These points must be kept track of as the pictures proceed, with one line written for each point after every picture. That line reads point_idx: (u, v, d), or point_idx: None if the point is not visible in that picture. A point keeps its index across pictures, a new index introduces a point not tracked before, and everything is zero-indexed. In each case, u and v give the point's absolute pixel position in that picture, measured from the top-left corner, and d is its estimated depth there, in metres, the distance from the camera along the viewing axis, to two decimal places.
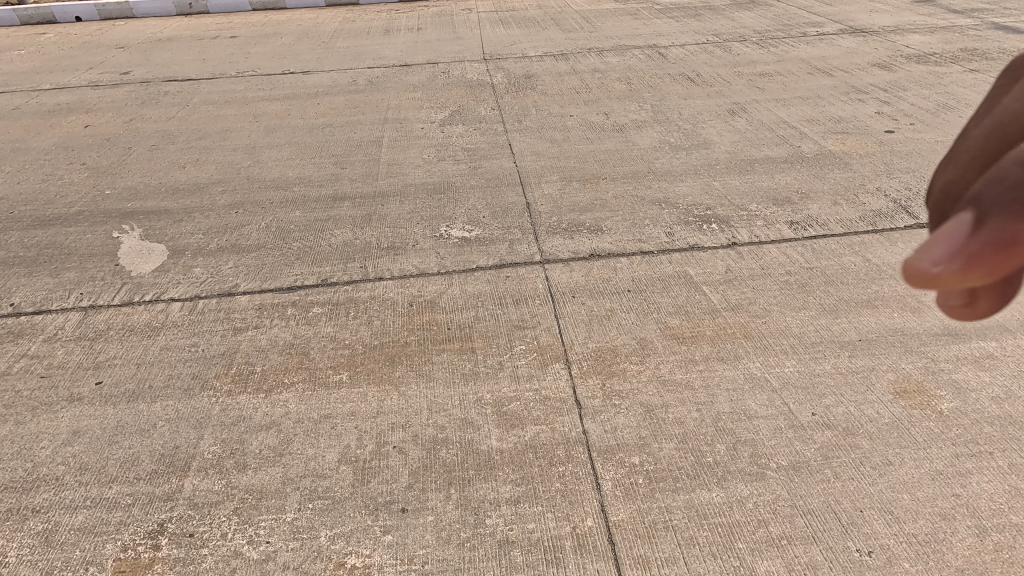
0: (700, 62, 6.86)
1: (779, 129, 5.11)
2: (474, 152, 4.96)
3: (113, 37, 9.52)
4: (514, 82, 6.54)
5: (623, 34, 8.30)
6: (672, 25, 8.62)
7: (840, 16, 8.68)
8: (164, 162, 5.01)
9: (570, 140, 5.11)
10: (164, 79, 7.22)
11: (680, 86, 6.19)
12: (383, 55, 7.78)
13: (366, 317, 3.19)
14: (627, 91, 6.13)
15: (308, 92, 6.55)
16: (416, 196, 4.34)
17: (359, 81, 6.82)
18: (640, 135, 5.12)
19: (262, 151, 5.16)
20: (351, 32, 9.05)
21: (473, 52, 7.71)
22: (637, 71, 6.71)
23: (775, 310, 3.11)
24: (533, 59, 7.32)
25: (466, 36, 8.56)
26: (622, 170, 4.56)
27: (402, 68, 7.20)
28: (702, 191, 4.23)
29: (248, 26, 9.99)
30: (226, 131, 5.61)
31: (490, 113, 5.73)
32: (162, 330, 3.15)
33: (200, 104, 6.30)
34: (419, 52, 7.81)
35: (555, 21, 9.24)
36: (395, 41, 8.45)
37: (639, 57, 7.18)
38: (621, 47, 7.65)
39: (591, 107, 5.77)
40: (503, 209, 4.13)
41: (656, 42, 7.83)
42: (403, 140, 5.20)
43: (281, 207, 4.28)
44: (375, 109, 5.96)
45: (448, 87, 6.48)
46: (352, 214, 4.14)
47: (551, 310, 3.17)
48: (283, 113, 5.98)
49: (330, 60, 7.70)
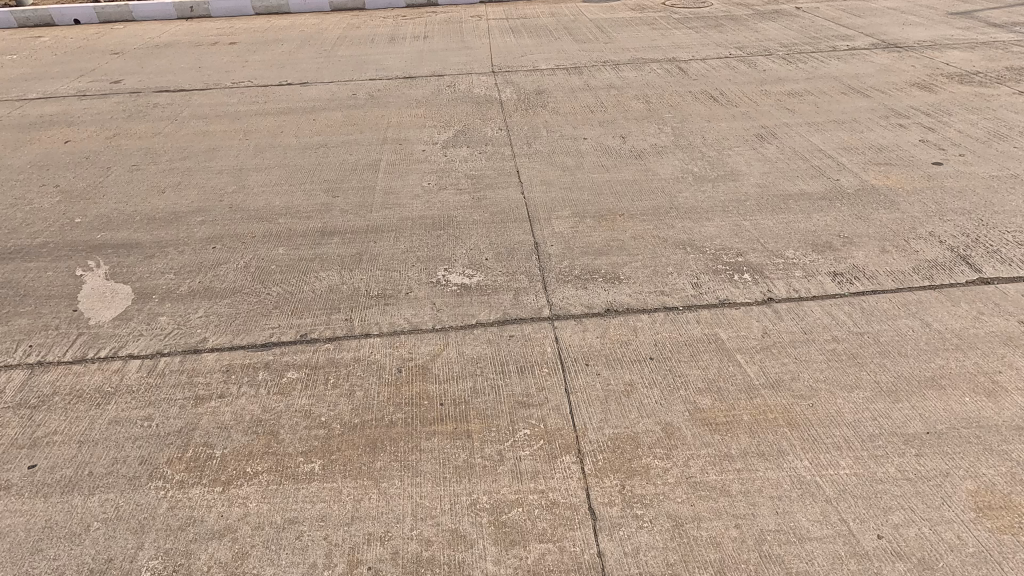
0: (723, 80, 6.42)
1: (814, 158, 4.65)
2: (478, 180, 4.54)
3: (110, 41, 9.19)
4: (523, 99, 6.11)
5: (640, 45, 7.86)
6: (692, 37, 8.17)
7: (871, 28, 8.19)
8: (143, 186, 4.63)
9: (583, 167, 4.67)
10: (155, 89, 6.86)
11: (702, 105, 5.75)
12: (386, 65, 7.39)
13: (347, 386, 2.77)
14: (644, 111, 5.69)
15: (304, 107, 6.17)
16: (412, 232, 3.92)
17: (359, 94, 6.43)
18: (661, 163, 4.68)
19: (249, 174, 4.76)
20: (354, 41, 8.67)
21: (481, 64, 7.30)
22: (656, 88, 6.28)
23: (823, 388, 2.66)
24: (545, 73, 6.90)
25: (475, 46, 8.15)
26: (641, 205, 4.12)
27: (405, 81, 6.80)
28: (731, 233, 3.78)
29: (249, 31, 9.63)
30: (213, 150, 5.22)
31: (497, 134, 5.31)
32: (114, 398, 2.75)
33: (190, 118, 5.92)
34: (424, 63, 7.41)
35: (568, 30, 8.81)
36: (400, 50, 8.06)
37: (658, 72, 6.75)
38: (638, 60, 7.21)
39: (606, 128, 5.34)
40: (508, 250, 3.71)
41: (675, 55, 7.39)
42: (402, 164, 4.79)
43: (263, 243, 3.87)
44: (374, 128, 5.56)
45: (453, 103, 6.07)
46: (340, 253, 3.73)
47: (560, 381, 2.74)
48: (276, 131, 5.60)
49: (331, 70, 7.31)
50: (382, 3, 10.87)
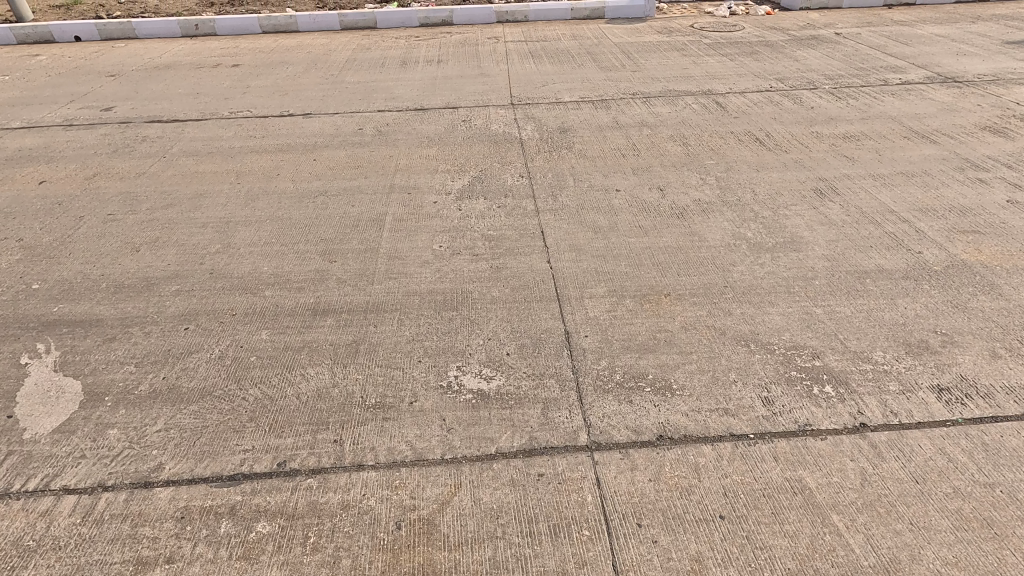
0: (767, 119, 5.82)
1: (886, 222, 4.02)
2: (497, 243, 3.95)
3: (108, 61, 8.76)
4: (546, 138, 5.55)
5: (670, 74, 7.27)
6: (726, 66, 7.58)
7: (923, 58, 7.55)
8: (116, 241, 4.09)
9: (618, 227, 4.07)
10: (147, 118, 6.36)
11: (747, 150, 5.14)
12: (397, 95, 6.85)
13: (330, 550, 2.16)
14: (683, 155, 5.09)
15: (306, 143, 5.63)
16: (420, 312, 3.33)
17: (366, 129, 5.88)
18: (708, 225, 4.06)
19: (238, 228, 4.20)
20: (364, 65, 8.15)
21: (499, 95, 6.74)
22: (693, 127, 5.69)
23: (954, 575, 2.02)
24: (568, 107, 6.33)
25: (492, 73, 7.61)
26: (689, 281, 3.50)
27: (416, 114, 6.25)
28: (803, 325, 3.14)
29: (254, 52, 9.15)
30: (200, 195, 4.68)
31: (518, 182, 4.73)
32: (34, 559, 2.16)
33: (179, 155, 5.40)
34: (438, 93, 6.87)
35: (591, 55, 8.25)
36: (412, 76, 7.52)
37: (694, 108, 6.16)
38: (670, 93, 6.62)
39: (641, 177, 4.74)
40: (534, 341, 3.09)
41: (710, 87, 6.80)
42: (410, 220, 4.21)
43: (244, 323, 3.29)
44: (381, 171, 5.00)
45: (470, 142, 5.51)
46: (333, 341, 3.13)
47: (606, 551, 2.12)
48: (272, 172, 5.04)
49: (337, 100, 6.78)
50: (395, 23, 10.39)
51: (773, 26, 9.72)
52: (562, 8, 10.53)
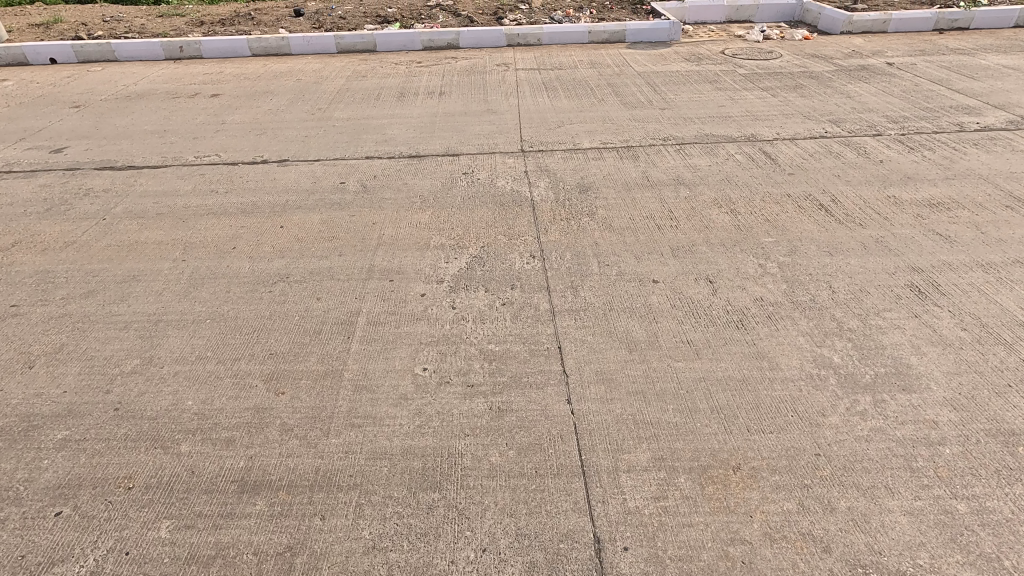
0: (829, 176, 4.85)
1: (1019, 341, 3.02)
2: (499, 364, 2.99)
3: (77, 89, 7.94)
4: (563, 199, 4.61)
5: (705, 114, 6.33)
6: (768, 103, 6.63)
7: (998, 96, 6.54)
8: (7, 349, 3.17)
9: (659, 343, 3.10)
10: (98, 163, 5.50)
11: (812, 222, 4.18)
12: (390, 136, 5.95)
13: None
14: (732, 229, 4.14)
15: (275, 200, 4.73)
16: (387, 493, 2.36)
17: (349, 183, 4.97)
18: (778, 339, 3.09)
19: (166, 332, 3.27)
20: (357, 97, 7.26)
21: (508, 139, 5.83)
22: (740, 186, 4.74)
23: None
24: (589, 156, 5.40)
25: (500, 108, 6.71)
26: (764, 442, 2.52)
27: (410, 163, 5.35)
28: (943, 537, 2.15)
29: (239, 79, 8.32)
30: (132, 277, 3.77)
31: (528, 265, 3.78)
32: None
33: (122, 217, 4.51)
34: (437, 133, 5.96)
35: (613, 87, 7.32)
36: (409, 112, 6.63)
37: (738, 161, 5.21)
38: (707, 139, 5.67)
39: (683, 261, 3.78)
40: (548, 555, 2.12)
41: (754, 131, 5.85)
42: (389, 325, 3.27)
43: (140, 505, 2.34)
44: (360, 244, 4.07)
45: (471, 203, 4.59)
46: (260, 548, 2.17)
47: None
48: (227, 244, 4.13)
49: (320, 142, 5.89)
50: (396, 45, 9.55)
51: (814, 53, 8.76)
52: (579, 31, 9.64)
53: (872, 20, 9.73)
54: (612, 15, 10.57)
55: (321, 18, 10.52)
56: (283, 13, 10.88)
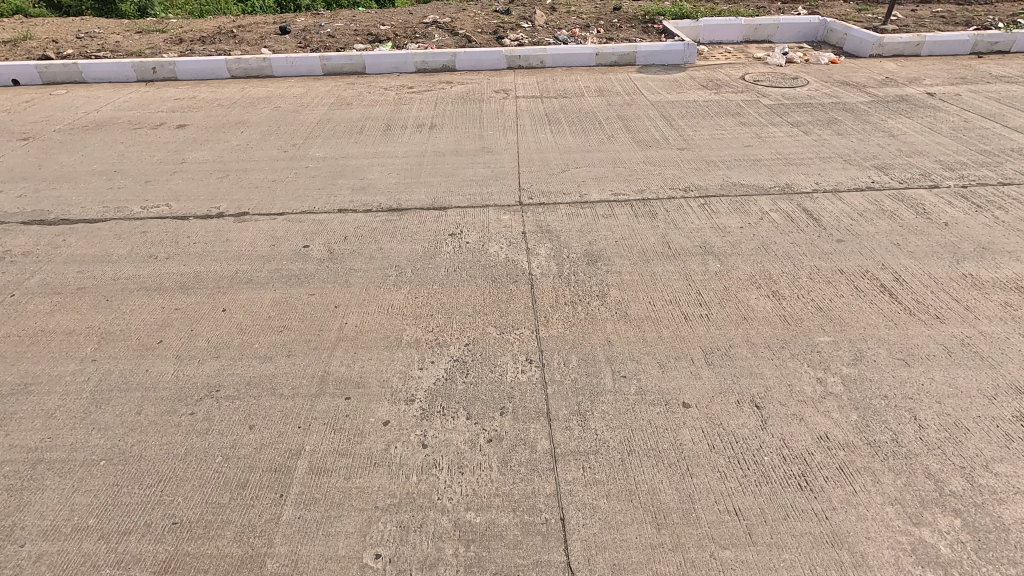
0: (886, 243, 4.06)
1: None
2: (479, 548, 2.20)
3: (32, 116, 7.21)
4: (567, 273, 3.83)
5: (730, 156, 5.56)
6: (800, 143, 5.86)
7: None
8: None
9: (697, 514, 2.30)
10: (28, 215, 4.75)
11: (875, 312, 3.39)
12: (369, 182, 5.19)
13: None
14: (777, 321, 3.35)
15: (224, 269, 3.96)
16: None
17: (313, 246, 4.20)
18: (857, 511, 2.29)
19: (43, 480, 2.49)
20: (338, 130, 6.52)
21: (504, 188, 5.06)
22: (780, 257, 3.95)
23: None
24: (597, 210, 4.63)
25: (497, 147, 5.96)
26: None
27: (389, 219, 4.59)
28: None
29: (212, 107, 7.59)
30: (23, 386, 3.00)
31: (523, 374, 2.99)
32: None
33: (36, 292, 3.74)
34: (423, 180, 5.21)
35: (623, 121, 6.57)
36: (394, 150, 5.90)
37: (774, 220, 4.43)
38: (736, 190, 4.89)
39: (721, 371, 2.99)
40: None
41: (788, 180, 5.07)
42: (337, 476, 2.48)
43: None
44: (315, 338, 3.30)
45: (457, 277, 3.81)
46: None
47: None
48: (152, 336, 3.35)
49: (289, 189, 5.14)
50: (387, 68, 8.83)
51: (844, 80, 7.98)
52: (585, 52, 8.90)
53: (904, 42, 8.95)
54: (621, 35, 9.83)
55: (308, 36, 9.83)
56: (269, 31, 10.20)
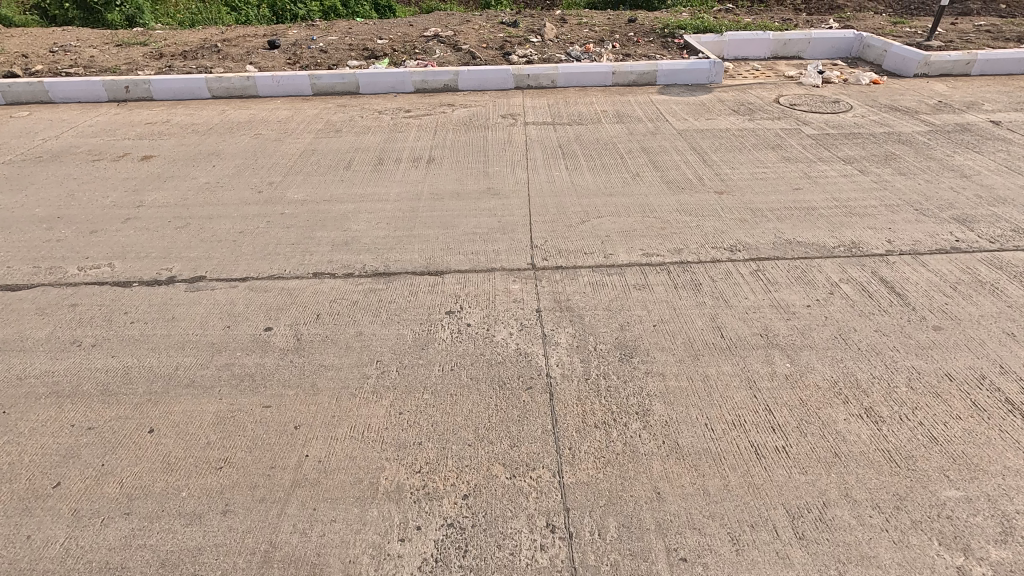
0: (997, 333, 3.22)
1: None
2: None
3: None
4: (596, 375, 3.01)
5: (777, 203, 4.74)
6: (858, 185, 5.02)
7: None
8: None
9: None
10: None
11: (1012, 447, 2.54)
12: (354, 236, 4.38)
13: None
14: (881, 460, 2.51)
15: (161, 363, 3.15)
16: None
17: (277, 331, 3.39)
18: None
19: None
20: (323, 164, 5.72)
21: (513, 244, 4.24)
22: (866, 352, 3.11)
23: None
24: (627, 277, 3.81)
25: (504, 187, 5.15)
26: None
27: (373, 289, 3.77)
28: None
29: (185, 133, 6.81)
30: None
31: (542, 553, 2.17)
32: None
33: None
34: (417, 233, 4.40)
35: (649, 155, 5.75)
36: (385, 192, 5.10)
37: (848, 294, 3.59)
38: (793, 252, 4.06)
39: (820, 553, 2.15)
40: None
41: (853, 236, 4.24)
42: None
43: None
44: (264, 481, 2.48)
45: (454, 380, 2.99)
46: None
47: None
48: (49, 473, 2.53)
49: (257, 244, 4.33)
50: (382, 87, 8.05)
51: (891, 104, 7.15)
52: (601, 71, 8.10)
53: (953, 60, 8.11)
54: (639, 50, 9.03)
55: (299, 52, 9.06)
56: (256, 45, 9.42)
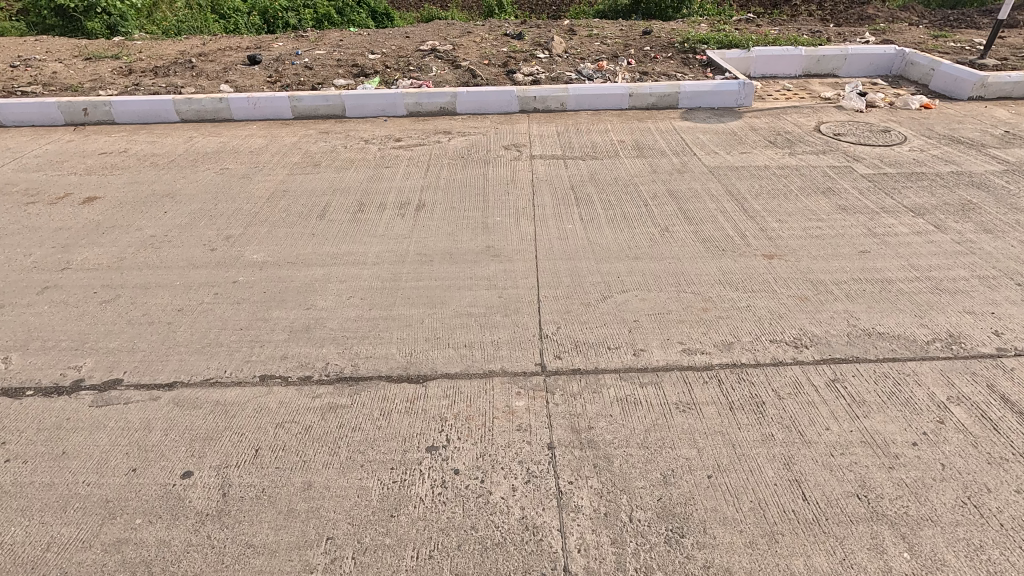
0: None
1: None
2: None
3: None
4: (635, 569, 2.12)
5: (843, 273, 3.86)
6: (939, 247, 4.14)
7: None
8: None
9: None
10: None
11: None
12: (319, 319, 3.52)
13: None
14: None
15: (31, 536, 2.28)
16: None
17: (198, 477, 2.52)
18: None
19: None
20: (293, 212, 4.86)
21: (517, 333, 3.37)
22: (1014, 530, 2.22)
23: None
24: (666, 391, 2.93)
25: (506, 246, 4.28)
26: None
27: (335, 404, 2.89)
28: None
29: (142, 165, 5.94)
30: None
31: None
32: None
33: None
34: (398, 315, 3.54)
35: (677, 201, 4.88)
36: (363, 252, 4.23)
37: (964, 422, 2.70)
38: (875, 349, 3.17)
39: None
40: None
41: (950, 325, 3.35)
42: None
43: None
44: None
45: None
46: None
47: None
48: None
49: (197, 328, 3.46)
50: (371, 110, 7.20)
51: (951, 134, 6.25)
52: (616, 93, 7.24)
53: (1013, 82, 7.23)
54: (658, 67, 8.15)
55: (282, 68, 8.20)
56: (236, 59, 8.58)
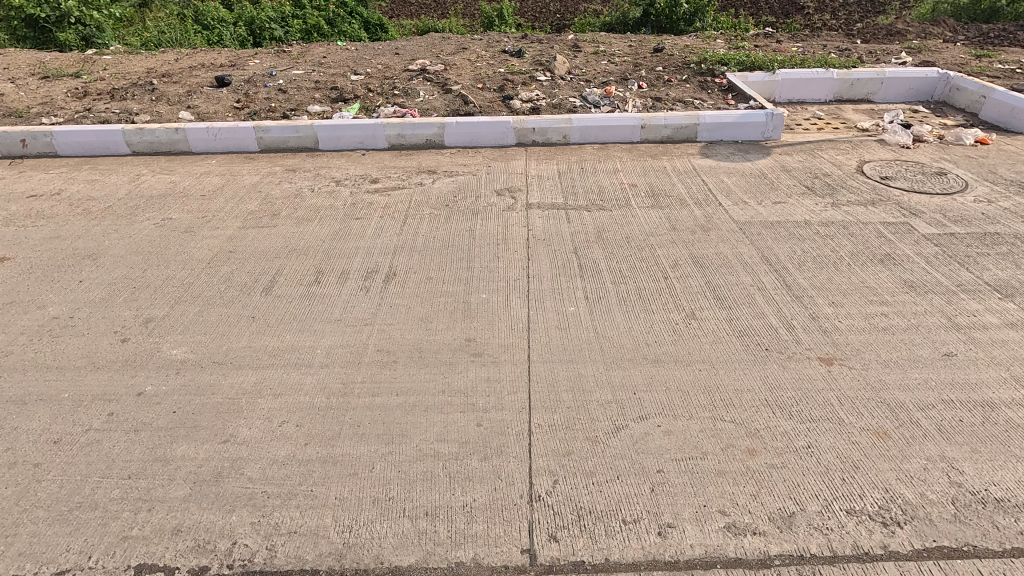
0: None
1: None
2: None
3: None
4: None
5: (929, 390, 2.96)
6: None
7: None
8: None
9: None
10: None
11: None
12: (236, 461, 2.65)
13: None
14: None
15: None
16: None
17: None
18: None
19: None
20: (235, 283, 4.00)
21: (499, 492, 2.49)
22: None
23: None
24: None
25: (490, 340, 3.40)
26: None
27: None
28: None
29: (72, 212, 5.09)
30: None
31: None
32: None
33: None
34: (342, 457, 2.67)
35: (703, 273, 4.00)
36: (310, 348, 3.36)
37: None
38: (996, 532, 2.28)
39: None
40: None
41: None
42: None
43: None
44: None
45: None
46: None
47: None
48: None
49: (71, 475, 2.59)
50: (348, 143, 6.37)
51: (1020, 179, 5.35)
52: (626, 124, 6.37)
53: None
54: (672, 92, 7.27)
55: (252, 92, 7.37)
56: (202, 80, 7.74)
